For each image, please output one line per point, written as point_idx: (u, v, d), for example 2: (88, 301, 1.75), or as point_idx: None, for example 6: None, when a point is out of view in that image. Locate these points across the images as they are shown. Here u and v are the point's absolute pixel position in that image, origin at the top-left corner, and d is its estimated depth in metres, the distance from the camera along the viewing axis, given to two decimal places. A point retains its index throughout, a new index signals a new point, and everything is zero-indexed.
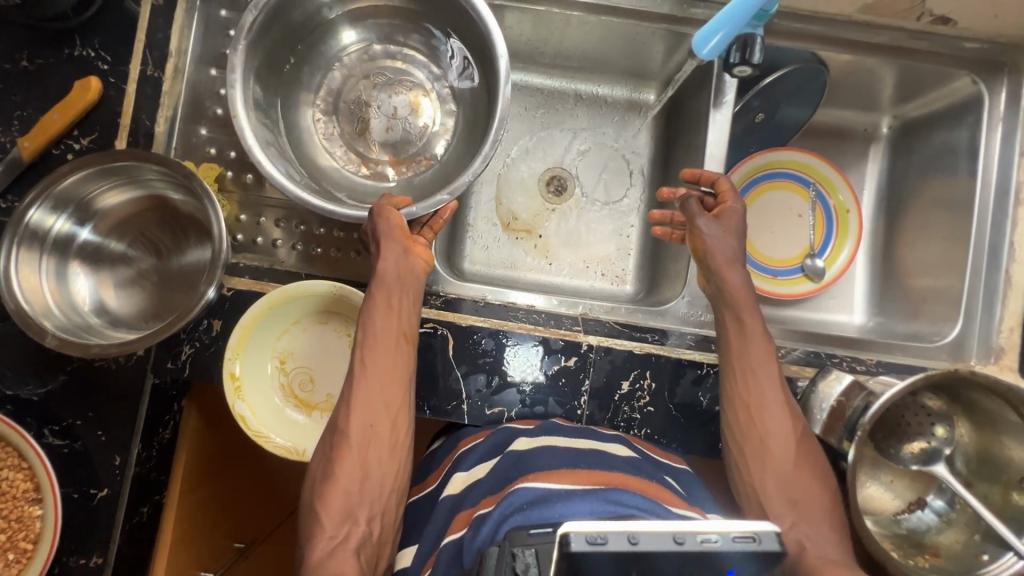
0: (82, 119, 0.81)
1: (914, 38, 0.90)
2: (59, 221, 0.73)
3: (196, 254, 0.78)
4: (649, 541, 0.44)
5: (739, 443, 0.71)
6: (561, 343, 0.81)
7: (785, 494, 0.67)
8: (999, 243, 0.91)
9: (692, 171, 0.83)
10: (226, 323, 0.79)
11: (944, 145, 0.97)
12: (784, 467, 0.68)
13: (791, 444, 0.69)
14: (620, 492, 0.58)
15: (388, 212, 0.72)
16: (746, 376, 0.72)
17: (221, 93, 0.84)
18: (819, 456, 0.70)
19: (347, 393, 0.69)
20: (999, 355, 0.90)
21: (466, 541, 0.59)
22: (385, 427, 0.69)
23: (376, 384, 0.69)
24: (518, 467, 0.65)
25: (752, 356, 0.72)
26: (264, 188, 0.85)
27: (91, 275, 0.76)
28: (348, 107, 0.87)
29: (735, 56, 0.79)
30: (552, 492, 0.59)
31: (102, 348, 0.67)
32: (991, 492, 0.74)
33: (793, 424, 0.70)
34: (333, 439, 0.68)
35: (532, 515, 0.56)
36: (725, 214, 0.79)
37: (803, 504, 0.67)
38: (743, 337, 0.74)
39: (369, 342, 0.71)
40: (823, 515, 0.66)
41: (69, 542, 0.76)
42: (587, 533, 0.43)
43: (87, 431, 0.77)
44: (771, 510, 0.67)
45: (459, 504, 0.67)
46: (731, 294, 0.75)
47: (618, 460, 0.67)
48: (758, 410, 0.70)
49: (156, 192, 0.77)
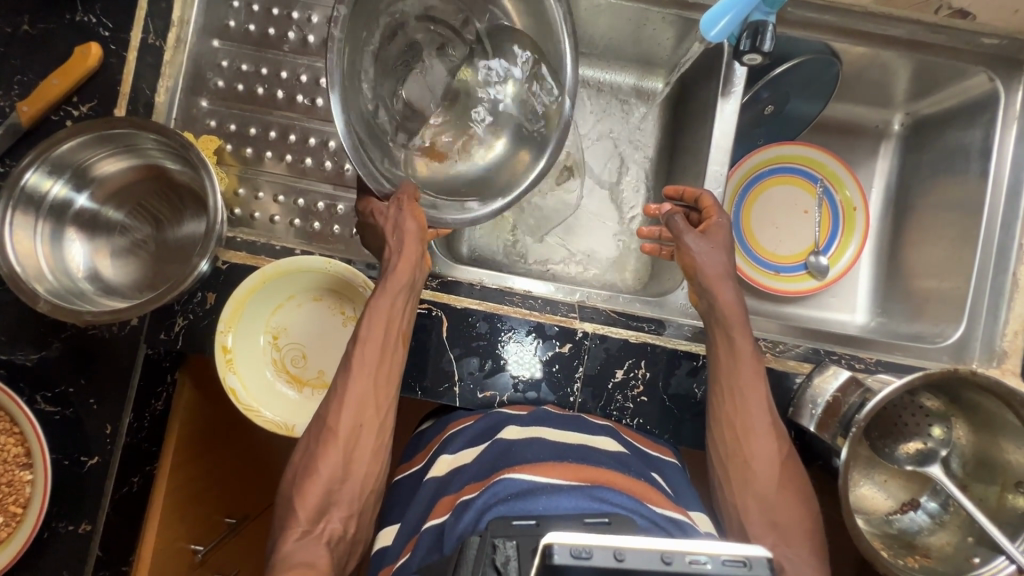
0: (82, 85, 0.80)
1: (931, 32, 0.88)
2: (56, 185, 0.72)
3: (192, 226, 0.78)
4: (636, 559, 0.40)
5: (723, 464, 0.70)
6: (556, 329, 0.80)
7: (766, 516, 0.66)
8: (1008, 245, 0.89)
9: (674, 189, 0.82)
10: (220, 296, 0.78)
11: (957, 146, 0.95)
12: (768, 489, 0.67)
13: (777, 466, 0.68)
14: (607, 490, 0.57)
15: (411, 204, 0.68)
16: (733, 393, 0.70)
17: (221, 65, 0.85)
18: (803, 474, 0.69)
19: (339, 389, 0.68)
20: (1002, 358, 0.88)
21: (448, 526, 0.59)
22: (374, 426, 0.68)
23: (369, 382, 0.68)
24: (505, 456, 0.65)
25: (741, 375, 0.70)
26: (263, 163, 0.85)
27: (87, 242, 0.75)
28: (391, 56, 0.72)
29: (745, 43, 0.76)
30: (536, 485, 0.58)
31: (93, 315, 0.66)
32: (987, 494, 0.72)
33: (778, 446, 0.69)
34: (320, 432, 0.67)
35: (516, 506, 0.55)
36: (712, 230, 0.76)
37: (784, 526, 0.66)
38: (731, 355, 0.71)
39: (367, 340, 0.69)
40: (803, 537, 0.65)
41: (59, 508, 0.77)
42: (571, 547, 0.40)
43: (79, 398, 0.77)
44: (751, 529, 0.66)
45: (444, 487, 0.67)
46: (723, 311, 0.72)
47: (606, 456, 0.66)
48: (743, 430, 0.69)
49: (153, 161, 0.77)
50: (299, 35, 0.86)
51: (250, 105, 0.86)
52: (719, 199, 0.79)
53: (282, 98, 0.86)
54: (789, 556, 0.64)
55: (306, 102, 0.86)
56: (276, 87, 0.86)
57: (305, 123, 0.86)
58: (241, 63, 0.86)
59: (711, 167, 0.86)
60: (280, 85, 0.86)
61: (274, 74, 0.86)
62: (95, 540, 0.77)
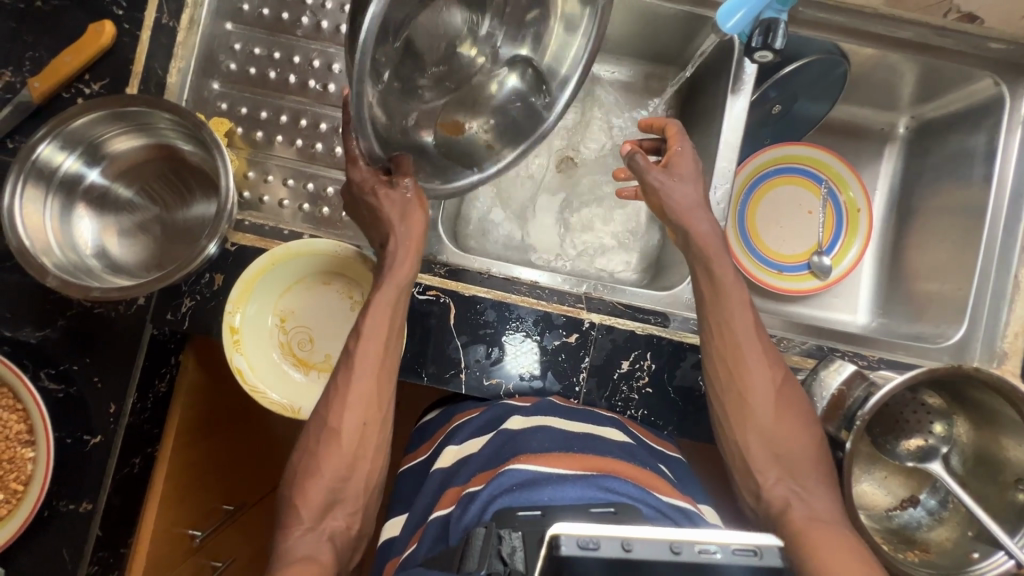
0: (94, 63, 0.79)
1: (939, 35, 0.89)
2: (68, 160, 0.72)
3: (202, 207, 0.78)
4: (643, 549, 0.40)
5: (721, 401, 0.70)
6: (563, 319, 0.80)
7: (770, 449, 0.66)
8: (1010, 248, 0.89)
9: (647, 122, 0.79)
10: (227, 278, 0.78)
11: (961, 150, 0.96)
12: (767, 421, 0.67)
13: (773, 395, 0.68)
14: (612, 480, 0.58)
15: (416, 203, 0.67)
16: (720, 330, 0.71)
17: (235, 48, 0.86)
18: (802, 399, 0.69)
19: (341, 388, 0.67)
20: (1003, 360, 0.89)
21: (454, 517, 0.59)
22: (377, 425, 0.68)
23: (372, 380, 0.68)
24: (510, 446, 0.65)
25: (730, 306, 0.70)
26: (273, 147, 0.85)
27: (96, 219, 0.75)
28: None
29: (757, 40, 0.77)
30: (540, 475, 0.59)
31: (102, 292, 0.66)
32: (986, 491, 0.73)
33: (771, 375, 0.69)
34: (321, 431, 0.67)
35: (520, 497, 0.56)
36: (675, 161, 0.74)
37: (787, 458, 0.66)
38: (713, 290, 0.71)
39: (368, 337, 0.68)
40: (809, 468, 0.66)
41: (60, 486, 0.76)
42: (578, 537, 0.40)
43: (82, 376, 0.77)
44: (755, 464, 0.67)
45: (451, 477, 0.67)
46: (700, 243, 0.72)
47: (613, 447, 0.67)
48: (735, 361, 0.69)
49: (165, 141, 0.76)
50: (313, 21, 0.86)
51: (261, 89, 0.86)
52: (683, 128, 0.77)
53: (294, 83, 0.86)
54: (794, 488, 0.65)
55: (318, 87, 0.86)
56: (288, 72, 0.86)
57: (316, 108, 0.86)
58: (253, 47, 0.86)
59: (720, 162, 0.87)
60: (292, 69, 0.86)
61: (286, 59, 0.86)
62: (96, 518, 0.77)
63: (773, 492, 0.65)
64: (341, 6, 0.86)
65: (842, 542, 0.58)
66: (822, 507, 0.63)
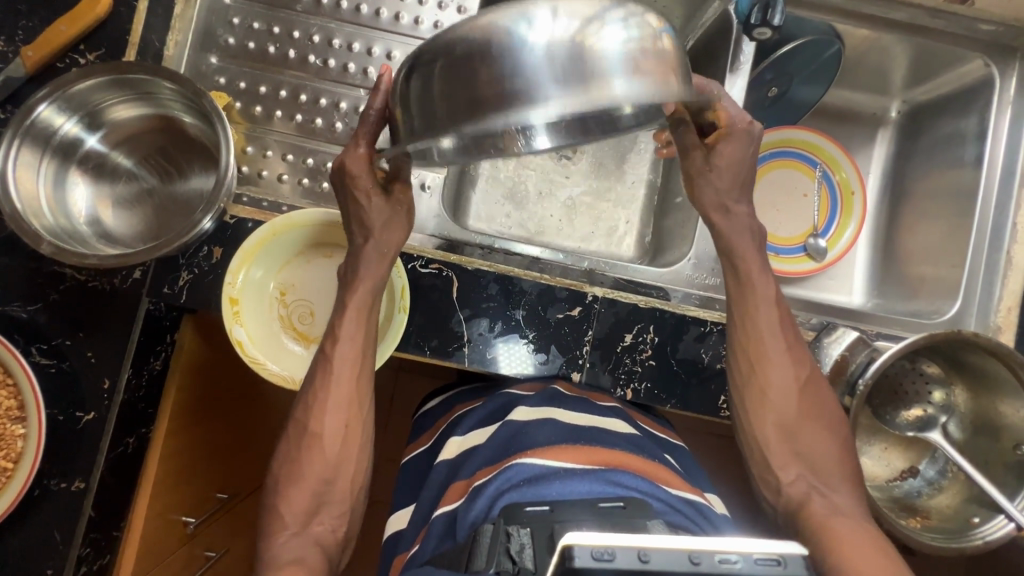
0: (90, 34, 0.78)
1: (932, 17, 0.91)
2: (68, 123, 0.70)
3: (199, 180, 0.77)
4: (661, 560, 0.39)
5: (743, 395, 0.69)
6: (566, 292, 0.80)
7: (789, 446, 0.67)
8: (1002, 225, 0.92)
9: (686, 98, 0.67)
10: (226, 251, 0.77)
11: (952, 132, 0.98)
12: (789, 415, 0.67)
13: (795, 390, 0.68)
14: (621, 473, 0.59)
15: (400, 224, 0.70)
16: (744, 324, 0.71)
17: (233, 23, 0.85)
18: (827, 397, 0.69)
19: (317, 395, 0.66)
20: (997, 333, 0.90)
21: (461, 513, 0.59)
22: (359, 428, 0.68)
23: (351, 385, 0.67)
24: (517, 439, 0.65)
25: (754, 298, 0.71)
26: (272, 122, 0.85)
27: (91, 187, 0.74)
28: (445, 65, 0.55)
29: (756, 16, 0.79)
30: (549, 470, 0.59)
31: (99, 259, 0.65)
32: (983, 460, 0.74)
33: (795, 372, 0.69)
34: (302, 436, 0.66)
35: (528, 492, 0.56)
36: (721, 146, 0.70)
37: (808, 454, 0.66)
38: (740, 287, 0.72)
39: (335, 342, 0.67)
40: (830, 463, 0.66)
41: (52, 465, 0.74)
42: (594, 548, 0.39)
43: (76, 351, 0.75)
44: (776, 461, 0.66)
45: (456, 470, 0.67)
46: (726, 243, 0.72)
47: (617, 438, 0.66)
48: (758, 358, 0.69)
49: (165, 111, 0.75)
50: None
51: (260, 64, 0.85)
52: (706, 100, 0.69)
53: (294, 57, 0.85)
54: (815, 484, 0.65)
55: (318, 63, 0.85)
56: (288, 47, 0.85)
57: (316, 83, 0.85)
58: (253, 22, 0.85)
59: None
60: (291, 44, 0.85)
61: (285, 34, 0.85)
62: (88, 498, 0.75)
63: (792, 489, 0.65)
64: None
65: (862, 534, 0.58)
66: (842, 501, 0.63)
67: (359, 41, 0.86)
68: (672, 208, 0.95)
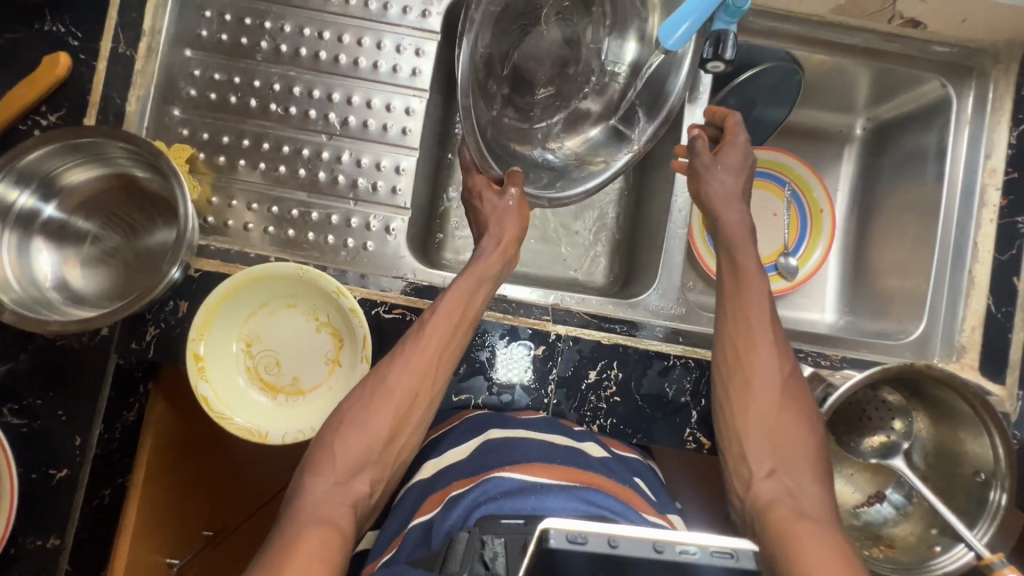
0: (52, 95, 0.79)
1: (886, 41, 0.92)
2: (23, 196, 0.72)
3: (164, 233, 0.78)
4: (630, 546, 0.39)
5: (726, 381, 0.69)
6: (529, 332, 0.81)
7: (768, 438, 0.65)
8: (964, 244, 0.92)
9: (711, 109, 0.83)
10: (193, 304, 0.78)
11: (915, 148, 0.99)
12: (770, 405, 0.66)
13: (783, 385, 0.68)
14: (595, 493, 0.59)
15: (521, 214, 0.78)
16: (738, 315, 0.71)
17: (194, 74, 0.86)
18: (807, 396, 0.68)
19: (397, 356, 0.69)
20: (961, 353, 0.90)
21: (436, 522, 0.60)
22: (425, 400, 0.69)
23: (435, 353, 0.69)
24: (494, 455, 0.66)
25: (748, 294, 0.72)
26: (237, 171, 0.86)
27: (55, 252, 0.75)
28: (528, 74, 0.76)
29: (708, 51, 0.78)
30: (526, 484, 0.60)
31: (61, 325, 0.66)
32: (944, 484, 0.75)
33: (779, 366, 0.69)
34: (375, 387, 0.67)
35: (505, 505, 0.57)
36: (726, 150, 0.79)
37: (787, 448, 0.64)
38: (734, 276, 0.74)
39: (436, 308, 0.71)
40: (804, 460, 0.63)
41: (27, 523, 0.75)
42: (568, 531, 0.39)
43: (47, 410, 0.76)
44: (752, 453, 0.65)
45: (431, 486, 0.67)
46: (727, 234, 0.75)
47: (592, 460, 0.68)
48: (747, 348, 0.69)
49: (122, 170, 0.77)
50: (272, 45, 0.87)
51: (223, 114, 0.86)
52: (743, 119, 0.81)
53: (255, 106, 0.86)
54: (789, 480, 0.62)
55: (280, 110, 0.86)
56: (249, 96, 0.86)
57: (278, 131, 0.86)
58: (213, 73, 0.86)
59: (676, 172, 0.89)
60: (253, 93, 0.86)
61: (246, 83, 0.86)
62: (64, 554, 0.76)
63: (766, 482, 0.63)
64: (300, 30, 0.87)
65: (824, 540, 0.55)
66: (813, 499, 0.60)
67: (320, 87, 0.87)
68: (641, 238, 0.96)
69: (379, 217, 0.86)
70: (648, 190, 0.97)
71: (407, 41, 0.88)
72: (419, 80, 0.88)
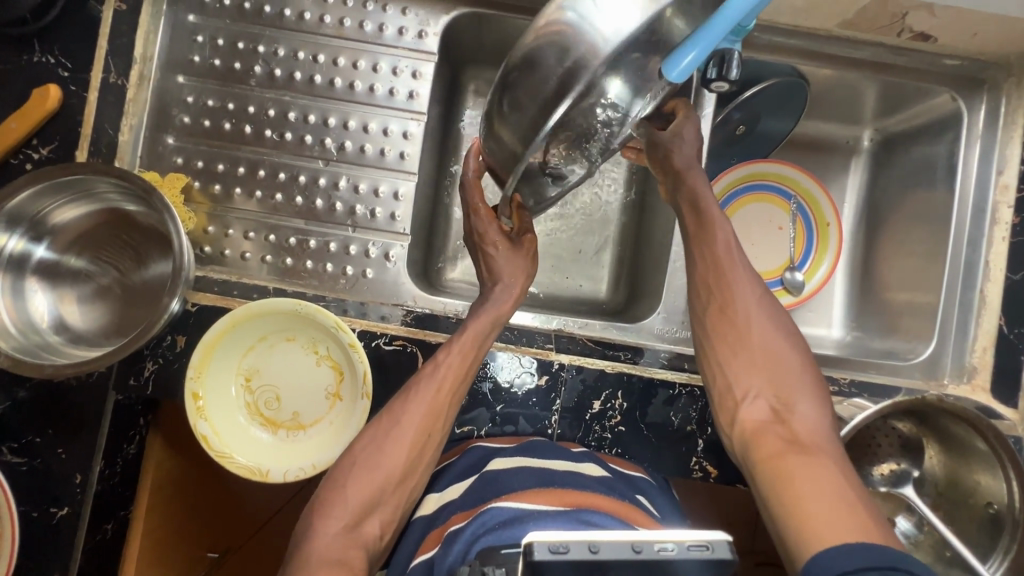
0: (42, 127, 0.78)
1: (894, 54, 0.90)
2: (13, 240, 0.70)
3: (160, 266, 0.77)
4: (610, 550, 0.41)
5: (703, 318, 0.66)
6: (532, 361, 0.80)
7: (752, 365, 0.62)
8: (975, 263, 0.90)
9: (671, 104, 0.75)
10: (190, 339, 0.77)
11: (924, 160, 0.97)
12: (750, 330, 0.63)
13: (759, 309, 0.64)
14: (593, 515, 0.56)
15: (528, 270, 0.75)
16: (701, 247, 0.68)
17: (187, 100, 0.84)
18: (783, 315, 0.65)
19: (408, 393, 0.67)
20: (972, 374, 0.89)
21: (437, 560, 0.57)
22: (436, 439, 0.67)
23: (447, 392, 0.68)
24: (491, 487, 0.64)
25: (712, 224, 0.68)
26: (233, 200, 0.84)
27: (50, 291, 0.74)
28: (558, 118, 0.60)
29: (713, 71, 0.71)
30: (525, 513, 0.57)
31: (56, 368, 0.65)
32: (956, 513, 0.74)
33: (750, 288, 0.66)
34: (385, 426, 0.65)
35: (504, 536, 0.54)
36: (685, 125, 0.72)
37: (773, 371, 0.61)
38: (694, 208, 0.70)
39: (450, 348, 0.69)
40: (792, 378, 0.61)
41: (31, 561, 0.75)
42: (550, 543, 0.41)
43: (47, 448, 0.76)
44: (738, 381, 0.62)
45: (433, 520, 0.66)
46: (675, 162, 0.71)
47: (590, 480, 0.65)
48: (716, 277, 0.66)
49: (112, 205, 0.76)
50: (266, 69, 0.85)
51: (217, 141, 0.85)
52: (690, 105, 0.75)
53: (250, 133, 0.85)
54: (774, 401, 0.60)
55: (275, 136, 0.85)
56: (243, 122, 0.85)
57: (274, 158, 0.85)
58: (207, 99, 0.85)
59: None
60: (247, 119, 0.85)
61: (240, 109, 0.85)
62: None
63: (752, 406, 0.60)
64: (294, 53, 0.85)
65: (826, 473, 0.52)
66: (804, 420, 0.58)
67: (315, 112, 0.85)
68: (644, 257, 0.94)
69: (378, 244, 0.85)
70: (651, 209, 0.95)
71: (403, 63, 0.86)
72: (416, 103, 0.86)
